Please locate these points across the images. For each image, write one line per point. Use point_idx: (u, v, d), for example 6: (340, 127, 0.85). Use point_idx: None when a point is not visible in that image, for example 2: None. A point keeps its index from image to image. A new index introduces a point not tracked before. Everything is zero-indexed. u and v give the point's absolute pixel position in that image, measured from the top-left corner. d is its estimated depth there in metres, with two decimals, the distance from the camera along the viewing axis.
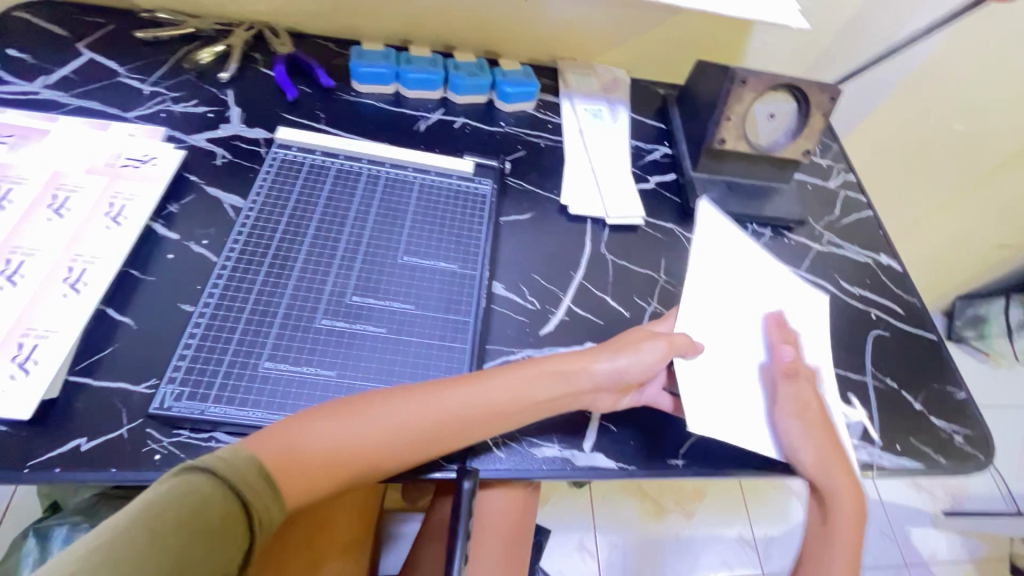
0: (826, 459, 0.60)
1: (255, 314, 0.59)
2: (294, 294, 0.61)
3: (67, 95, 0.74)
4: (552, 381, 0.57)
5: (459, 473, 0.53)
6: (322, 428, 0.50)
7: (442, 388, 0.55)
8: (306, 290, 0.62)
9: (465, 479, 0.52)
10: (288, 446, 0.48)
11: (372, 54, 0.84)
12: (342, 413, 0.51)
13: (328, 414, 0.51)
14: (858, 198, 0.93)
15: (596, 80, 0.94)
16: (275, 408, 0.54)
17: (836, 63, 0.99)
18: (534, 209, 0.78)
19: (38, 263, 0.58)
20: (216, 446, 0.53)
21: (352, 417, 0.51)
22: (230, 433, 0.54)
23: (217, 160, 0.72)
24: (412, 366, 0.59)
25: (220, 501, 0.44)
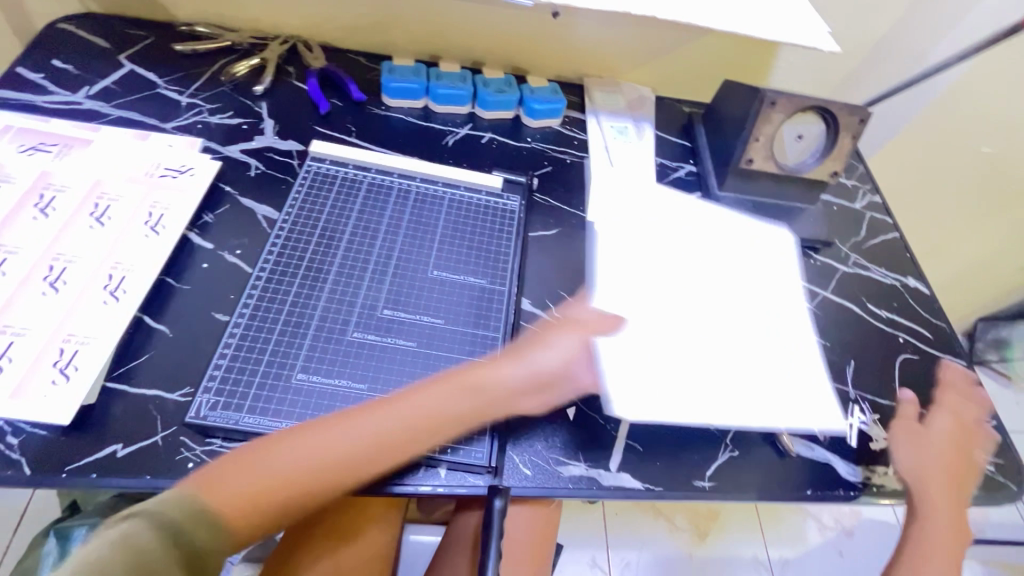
0: (936, 482, 0.64)
1: (289, 325, 0.60)
2: (327, 306, 0.62)
3: (108, 105, 0.76)
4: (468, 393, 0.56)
5: (489, 490, 0.56)
6: (262, 463, 0.49)
7: (383, 407, 0.54)
8: (338, 302, 0.62)
9: (493, 498, 0.55)
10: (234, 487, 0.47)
11: (403, 70, 0.86)
12: (278, 443, 0.50)
13: (266, 449, 0.50)
14: (884, 220, 0.92)
15: (622, 97, 0.94)
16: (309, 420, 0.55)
17: (863, 85, 0.99)
18: (561, 225, 0.78)
19: (80, 270, 0.59)
20: None
21: (290, 447, 0.50)
22: None
23: (251, 171, 0.74)
24: None
25: (158, 548, 0.43)
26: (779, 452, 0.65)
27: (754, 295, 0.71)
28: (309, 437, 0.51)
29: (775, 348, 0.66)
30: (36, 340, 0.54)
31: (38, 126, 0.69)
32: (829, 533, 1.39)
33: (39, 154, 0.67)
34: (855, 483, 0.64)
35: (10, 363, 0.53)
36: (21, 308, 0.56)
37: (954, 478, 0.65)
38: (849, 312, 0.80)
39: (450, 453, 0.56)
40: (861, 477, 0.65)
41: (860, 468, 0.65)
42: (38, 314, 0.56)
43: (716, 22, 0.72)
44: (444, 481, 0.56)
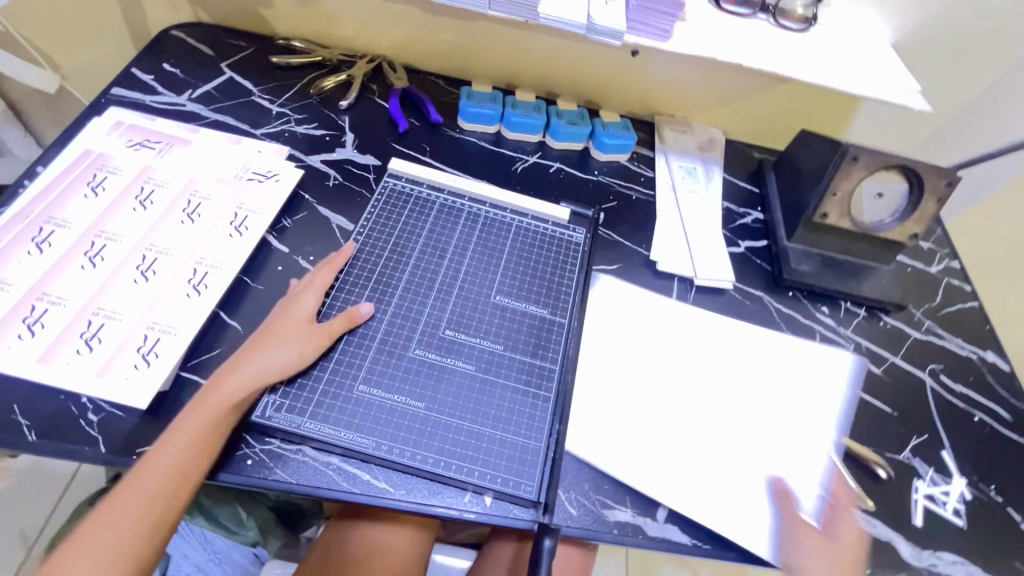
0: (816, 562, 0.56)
1: (354, 335, 0.62)
2: (392, 322, 0.64)
3: (206, 109, 0.81)
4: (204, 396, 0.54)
5: (540, 526, 0.55)
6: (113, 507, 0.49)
7: (186, 415, 0.53)
8: (403, 319, 0.64)
9: (545, 536, 0.54)
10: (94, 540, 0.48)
11: (480, 95, 0.88)
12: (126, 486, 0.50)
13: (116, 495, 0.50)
14: (963, 287, 0.87)
15: (692, 138, 0.94)
16: (365, 432, 0.56)
17: (948, 146, 0.95)
18: (623, 261, 0.78)
19: (168, 262, 0.63)
20: (303, 460, 0.55)
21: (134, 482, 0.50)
22: (318, 451, 0.56)
23: (330, 182, 0.77)
24: (498, 408, 0.60)
25: None
26: None
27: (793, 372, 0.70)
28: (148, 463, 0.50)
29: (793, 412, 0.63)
30: (124, 325, 0.58)
31: (145, 124, 0.75)
32: None
33: (143, 150, 0.72)
34: (917, 567, 0.61)
35: (98, 345, 0.56)
36: (113, 293, 0.60)
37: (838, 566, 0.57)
38: (919, 382, 0.75)
39: (501, 483, 0.56)
40: (925, 562, 0.61)
41: (924, 552, 0.62)
42: (128, 300, 0.59)
43: (803, 74, 0.71)
44: (489, 509, 0.55)
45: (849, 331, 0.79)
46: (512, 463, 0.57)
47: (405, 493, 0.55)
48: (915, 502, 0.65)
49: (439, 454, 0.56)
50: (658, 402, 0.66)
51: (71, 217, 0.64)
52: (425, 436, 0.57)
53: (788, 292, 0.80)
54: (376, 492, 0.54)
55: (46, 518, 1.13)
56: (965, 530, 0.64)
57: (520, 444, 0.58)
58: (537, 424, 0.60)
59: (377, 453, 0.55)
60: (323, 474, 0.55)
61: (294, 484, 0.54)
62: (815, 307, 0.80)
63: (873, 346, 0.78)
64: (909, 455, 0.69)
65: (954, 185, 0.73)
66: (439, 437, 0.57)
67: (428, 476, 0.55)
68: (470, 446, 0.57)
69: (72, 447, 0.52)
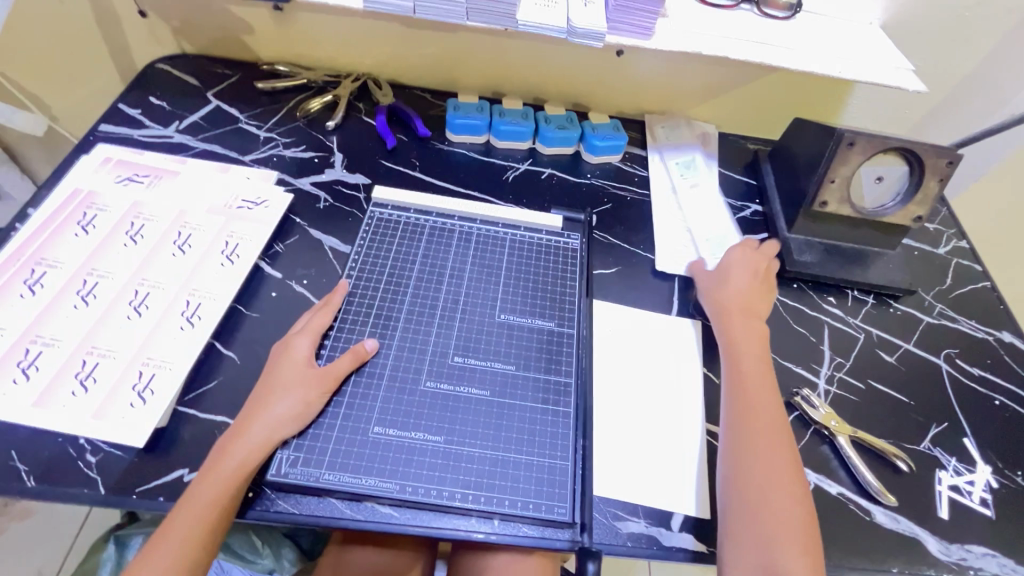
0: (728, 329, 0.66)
1: (363, 372, 0.60)
2: (399, 353, 0.62)
3: (194, 139, 0.81)
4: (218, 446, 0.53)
5: (581, 552, 0.52)
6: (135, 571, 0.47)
7: (201, 476, 0.50)
8: (408, 350, 0.62)
9: (589, 560, 0.52)
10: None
11: (467, 106, 0.87)
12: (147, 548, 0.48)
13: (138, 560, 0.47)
14: (972, 267, 0.85)
15: (684, 135, 0.93)
16: (386, 475, 0.54)
17: (947, 124, 0.93)
18: (621, 264, 0.77)
19: (161, 296, 0.63)
20: (327, 512, 0.53)
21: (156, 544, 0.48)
22: (342, 500, 0.54)
23: (320, 204, 0.76)
24: (517, 431, 0.58)
25: None
26: (858, 521, 0.60)
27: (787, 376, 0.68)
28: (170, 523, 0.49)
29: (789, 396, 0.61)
30: (119, 362, 0.57)
31: (133, 159, 0.75)
32: None
33: (132, 184, 0.72)
34: (946, 562, 0.58)
35: (93, 384, 0.56)
36: (108, 330, 0.59)
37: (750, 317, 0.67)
38: (935, 369, 0.73)
39: (535, 508, 0.54)
40: (953, 556, 0.59)
41: (951, 546, 0.59)
42: (122, 337, 0.59)
43: (791, 61, 0.70)
44: (500, 529, 0.53)
45: (858, 320, 0.77)
46: (542, 486, 0.56)
47: (411, 516, 0.53)
48: (939, 494, 0.63)
49: (466, 487, 0.54)
50: (666, 406, 0.64)
51: (62, 257, 0.64)
52: (449, 469, 0.55)
53: (792, 284, 0.79)
54: (400, 524, 0.53)
55: (62, 558, 1.12)
56: (993, 519, 0.62)
57: (534, 462, 0.57)
58: (560, 442, 0.59)
59: (400, 495, 0.53)
60: (330, 504, 0.53)
61: (299, 515, 0.52)
62: (821, 298, 0.78)
63: (884, 333, 0.76)
64: (929, 445, 0.66)
65: (956, 164, 0.71)
66: (462, 469, 0.55)
67: (457, 510, 0.54)
68: (495, 476, 0.55)
69: (71, 490, 0.51)
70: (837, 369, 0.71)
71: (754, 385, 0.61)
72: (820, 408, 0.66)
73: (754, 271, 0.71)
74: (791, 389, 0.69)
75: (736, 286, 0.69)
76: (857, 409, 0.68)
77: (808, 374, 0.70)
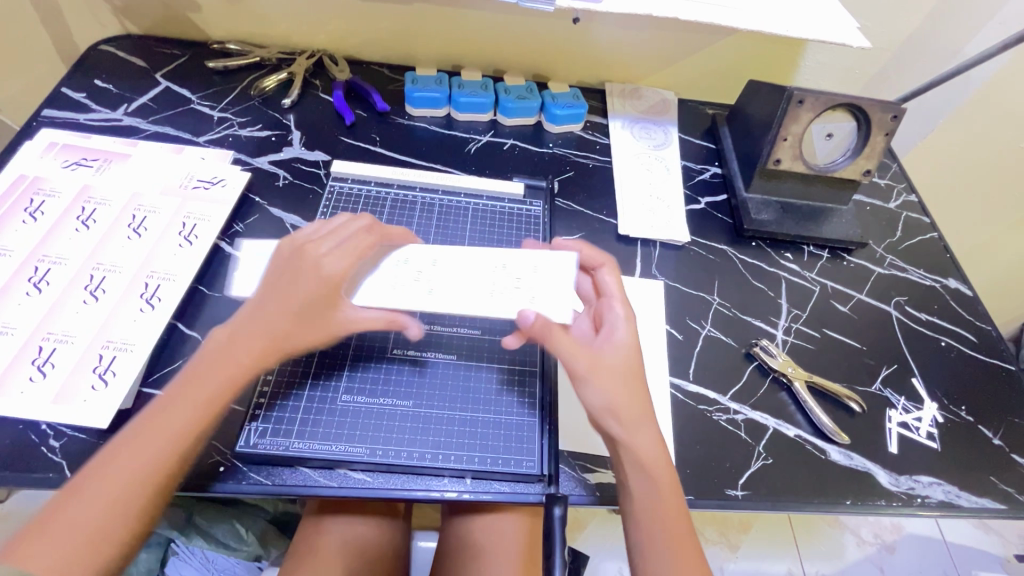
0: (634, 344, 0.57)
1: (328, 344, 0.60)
2: None
3: (144, 122, 0.79)
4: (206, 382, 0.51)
5: (548, 498, 0.55)
6: (70, 512, 0.44)
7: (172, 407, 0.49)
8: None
9: (555, 505, 0.54)
10: (53, 545, 0.43)
11: (425, 80, 0.86)
12: (77, 492, 0.45)
13: (69, 499, 0.45)
14: (921, 219, 0.89)
15: (643, 102, 0.94)
16: (356, 441, 0.55)
17: (895, 81, 0.96)
18: (584, 229, 0.78)
19: (118, 279, 0.62)
20: (299, 480, 0.53)
21: (94, 485, 0.45)
22: (314, 468, 0.54)
23: (279, 182, 0.76)
24: (486, 392, 0.60)
25: None
26: (815, 460, 0.63)
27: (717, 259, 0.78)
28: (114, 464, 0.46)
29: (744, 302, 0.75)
30: (78, 347, 0.57)
31: (80, 143, 0.73)
32: (869, 548, 1.34)
33: (81, 169, 0.70)
34: (896, 493, 0.62)
35: (52, 369, 0.55)
36: (65, 316, 0.58)
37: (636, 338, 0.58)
38: (887, 316, 0.77)
39: (504, 464, 0.56)
40: (903, 487, 0.63)
41: (900, 477, 0.63)
42: (79, 321, 0.58)
43: (741, 22, 0.71)
44: (473, 487, 0.55)
45: (814, 273, 0.79)
46: (510, 442, 0.57)
47: (384, 479, 0.54)
48: (889, 431, 0.66)
49: (435, 448, 0.55)
50: None
51: (10, 244, 0.62)
52: (418, 432, 0.56)
53: (751, 242, 0.81)
54: (370, 485, 0.54)
55: None
56: (939, 451, 0.66)
57: (503, 421, 0.58)
58: (528, 400, 0.60)
59: (371, 459, 0.54)
60: (303, 474, 0.54)
61: (271, 486, 0.53)
62: (779, 254, 0.80)
63: (838, 285, 0.79)
64: (880, 386, 0.70)
65: (900, 118, 0.74)
66: (431, 431, 0.56)
67: (427, 471, 0.55)
68: (465, 435, 0.57)
69: (37, 475, 0.51)
70: (794, 320, 0.74)
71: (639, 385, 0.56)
72: (777, 357, 0.69)
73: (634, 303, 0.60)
74: (750, 341, 0.71)
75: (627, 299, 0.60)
76: (812, 357, 0.71)
77: (766, 326, 0.73)
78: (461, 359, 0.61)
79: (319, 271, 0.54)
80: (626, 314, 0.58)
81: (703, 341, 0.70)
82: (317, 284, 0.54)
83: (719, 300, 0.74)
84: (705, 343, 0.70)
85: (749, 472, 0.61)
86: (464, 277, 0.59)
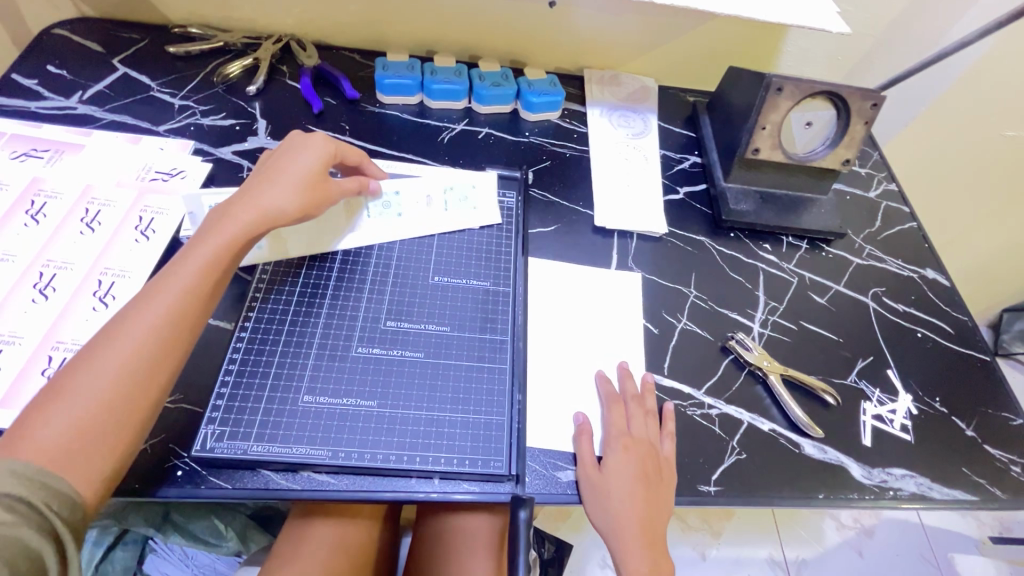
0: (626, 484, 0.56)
1: (290, 344, 0.58)
2: (328, 324, 0.60)
3: (101, 110, 0.75)
4: (188, 258, 0.51)
5: (512, 501, 0.54)
6: (58, 408, 0.43)
7: (155, 287, 0.49)
8: (339, 315, 0.61)
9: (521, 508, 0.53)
10: (45, 440, 0.41)
11: (396, 65, 0.83)
12: (64, 383, 0.44)
13: (55, 395, 0.43)
14: (901, 209, 0.88)
15: (622, 89, 0.92)
16: (318, 443, 0.53)
17: (877, 68, 0.95)
18: (560, 221, 0.76)
19: (70, 276, 0.59)
20: (259, 484, 0.52)
21: (78, 381, 0.44)
22: (275, 471, 0.53)
23: (243, 172, 0.73)
24: (453, 390, 0.58)
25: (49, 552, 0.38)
26: (788, 454, 0.63)
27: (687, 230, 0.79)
28: (104, 350, 0.45)
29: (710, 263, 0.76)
30: (26, 348, 0.54)
31: (31, 133, 0.69)
32: (849, 532, 1.35)
33: (30, 160, 0.67)
34: (869, 485, 0.62)
35: None
36: (12, 316, 0.56)
37: (636, 477, 0.57)
38: (864, 307, 0.76)
39: (472, 465, 0.55)
40: (875, 479, 0.62)
41: (874, 470, 0.63)
42: (28, 322, 0.56)
43: (719, 6, 0.69)
44: (440, 487, 0.54)
45: (792, 265, 0.78)
46: (478, 443, 0.56)
47: (350, 482, 0.53)
48: (863, 423, 0.66)
49: (401, 449, 0.54)
50: (604, 355, 0.66)
51: None
52: (382, 433, 0.55)
53: (729, 233, 0.80)
54: (333, 488, 0.52)
55: None
56: (912, 443, 0.66)
57: (471, 420, 0.57)
58: (497, 399, 0.59)
59: (334, 462, 0.53)
60: (265, 477, 0.52)
61: (232, 490, 0.51)
62: (757, 245, 0.79)
63: (816, 276, 0.78)
64: (855, 378, 0.69)
65: (880, 106, 0.72)
66: (396, 431, 0.55)
67: (392, 472, 0.53)
68: (431, 435, 0.55)
69: None
70: (771, 312, 0.73)
71: (627, 525, 0.56)
72: (753, 350, 0.68)
73: (629, 438, 0.58)
74: (726, 335, 0.70)
75: (621, 432, 0.59)
76: (789, 349, 0.71)
77: (743, 319, 0.72)
78: (428, 358, 0.60)
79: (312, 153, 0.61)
80: (619, 440, 0.58)
81: (678, 334, 0.69)
82: (307, 158, 0.60)
83: (696, 293, 0.73)
84: (681, 337, 0.69)
85: (722, 468, 0.60)
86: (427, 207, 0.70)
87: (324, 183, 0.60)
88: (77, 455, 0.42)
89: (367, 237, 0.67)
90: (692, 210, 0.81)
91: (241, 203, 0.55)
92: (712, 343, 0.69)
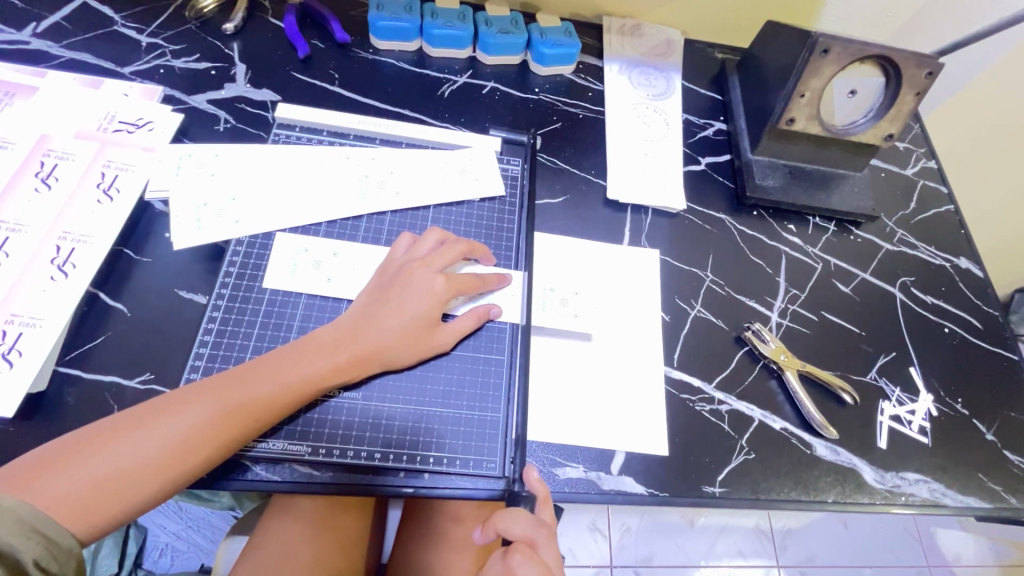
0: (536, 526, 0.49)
1: (268, 328, 0.54)
2: (308, 306, 0.56)
3: (58, 46, 0.67)
4: (279, 368, 0.47)
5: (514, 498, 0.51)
6: (93, 460, 0.40)
7: (234, 379, 0.46)
8: (321, 298, 0.56)
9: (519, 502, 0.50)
10: (62, 487, 0.39)
11: (393, 5, 0.74)
12: (113, 432, 0.41)
13: (96, 444, 0.41)
14: (938, 190, 0.81)
15: (644, 42, 0.82)
16: (298, 438, 0.49)
17: (932, 28, 0.85)
18: (569, 192, 0.70)
19: (24, 240, 0.53)
20: (234, 477, 0.48)
21: (130, 438, 0.41)
22: (251, 463, 0.49)
23: (219, 125, 0.65)
24: (446, 382, 0.54)
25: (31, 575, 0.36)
26: (799, 455, 0.59)
27: (706, 205, 0.73)
28: (160, 418, 0.43)
29: (730, 245, 0.70)
30: None
31: None
32: None
33: None
34: (880, 490, 0.59)
35: None
36: None
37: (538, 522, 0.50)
38: (890, 298, 0.71)
39: (462, 465, 0.52)
40: (887, 483, 0.59)
41: (887, 474, 0.60)
42: None
43: None
44: (428, 485, 0.51)
45: (817, 249, 0.72)
46: (469, 441, 0.53)
47: (336, 475, 0.49)
48: (880, 424, 0.62)
49: (386, 447, 0.51)
50: (610, 344, 0.61)
51: None
52: (368, 429, 0.51)
53: (752, 212, 0.73)
54: (313, 484, 0.49)
55: None
56: (929, 446, 0.62)
57: (463, 416, 0.53)
58: (492, 394, 0.55)
59: (315, 457, 0.49)
60: (240, 469, 0.49)
61: (205, 482, 0.48)
62: (781, 226, 0.73)
63: (842, 263, 0.72)
64: (875, 375, 0.65)
65: (936, 75, 0.64)
66: (382, 427, 0.51)
67: (379, 471, 0.50)
68: (419, 433, 0.52)
69: None
70: (791, 301, 0.68)
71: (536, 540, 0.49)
72: (770, 342, 0.63)
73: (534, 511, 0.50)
74: (743, 325, 0.65)
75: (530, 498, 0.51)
76: (808, 343, 0.66)
77: (760, 308, 0.67)
78: None
79: (433, 283, 0.54)
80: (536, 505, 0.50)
81: (692, 322, 0.64)
82: (431, 296, 0.53)
83: (712, 277, 0.68)
84: (694, 325, 0.64)
85: (729, 470, 0.57)
86: (423, 177, 0.64)
87: (438, 330, 0.54)
88: (83, 510, 0.39)
89: (355, 207, 0.61)
90: (713, 183, 0.74)
91: (351, 333, 0.51)
92: (726, 334, 0.64)
